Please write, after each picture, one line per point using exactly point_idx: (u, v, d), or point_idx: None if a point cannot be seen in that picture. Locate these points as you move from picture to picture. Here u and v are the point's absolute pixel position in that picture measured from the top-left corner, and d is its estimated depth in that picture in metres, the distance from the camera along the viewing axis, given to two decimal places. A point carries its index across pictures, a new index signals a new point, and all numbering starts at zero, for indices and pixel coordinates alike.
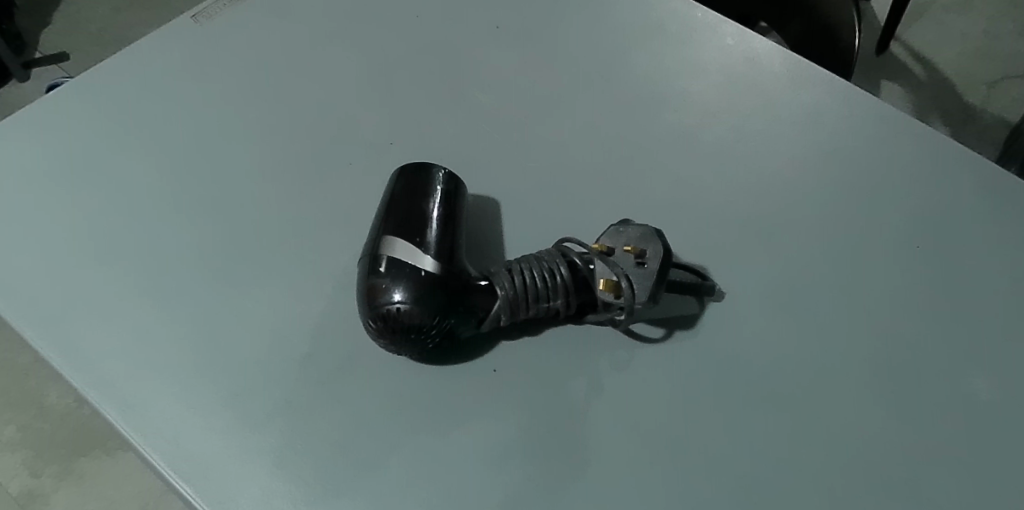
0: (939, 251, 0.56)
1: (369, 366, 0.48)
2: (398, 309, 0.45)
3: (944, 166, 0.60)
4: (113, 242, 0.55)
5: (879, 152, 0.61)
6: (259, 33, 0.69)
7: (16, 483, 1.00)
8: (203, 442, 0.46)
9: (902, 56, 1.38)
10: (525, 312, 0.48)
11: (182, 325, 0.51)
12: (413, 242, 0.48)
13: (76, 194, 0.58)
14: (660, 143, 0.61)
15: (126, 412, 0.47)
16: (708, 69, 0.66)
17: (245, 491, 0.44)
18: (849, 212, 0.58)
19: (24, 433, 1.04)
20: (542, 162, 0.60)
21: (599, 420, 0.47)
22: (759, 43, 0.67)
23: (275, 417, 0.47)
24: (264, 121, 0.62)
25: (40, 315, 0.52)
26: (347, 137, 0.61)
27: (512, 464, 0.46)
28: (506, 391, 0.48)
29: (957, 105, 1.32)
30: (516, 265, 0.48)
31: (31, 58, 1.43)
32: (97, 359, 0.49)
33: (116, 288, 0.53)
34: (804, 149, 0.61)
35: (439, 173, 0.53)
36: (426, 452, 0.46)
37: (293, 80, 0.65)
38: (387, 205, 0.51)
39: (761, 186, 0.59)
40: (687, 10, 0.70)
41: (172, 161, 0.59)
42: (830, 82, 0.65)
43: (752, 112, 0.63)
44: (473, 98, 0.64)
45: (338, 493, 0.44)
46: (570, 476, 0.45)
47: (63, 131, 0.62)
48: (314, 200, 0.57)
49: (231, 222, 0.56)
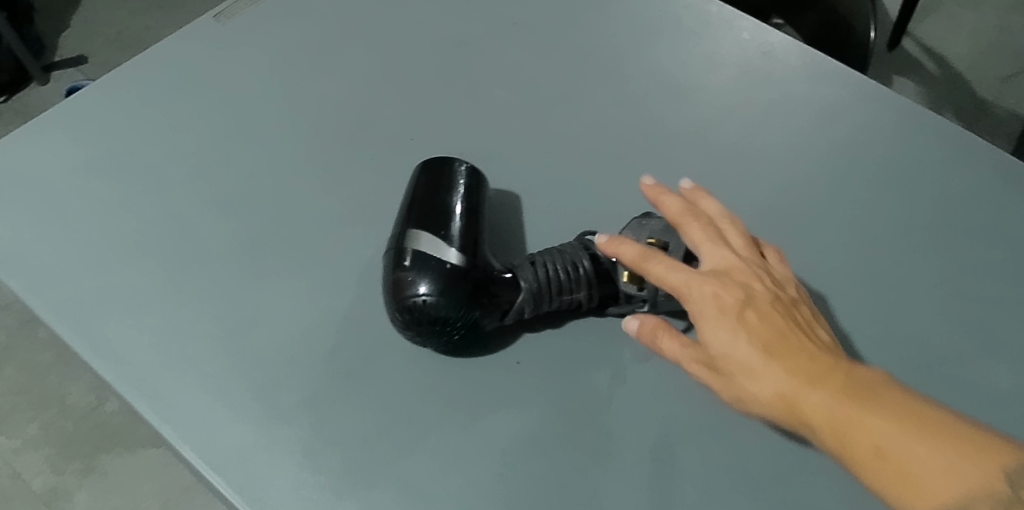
0: (960, 243, 0.56)
1: (395, 359, 0.49)
2: (424, 302, 0.45)
3: (962, 160, 0.60)
4: (139, 237, 0.56)
5: (897, 146, 0.61)
6: (278, 32, 0.69)
7: (39, 480, 1.01)
8: (233, 433, 0.46)
9: (914, 51, 1.37)
10: (548, 305, 0.49)
11: (207, 319, 0.51)
12: (438, 236, 0.48)
13: (104, 193, 0.59)
14: (678, 137, 0.61)
15: (155, 404, 0.48)
16: (725, 64, 0.66)
17: (275, 482, 0.45)
18: (870, 204, 0.58)
19: (47, 431, 1.05)
20: (563, 157, 0.60)
21: (624, 413, 0.47)
22: (775, 38, 0.67)
23: (303, 410, 0.47)
24: (287, 120, 0.63)
25: (71, 312, 0.52)
26: (369, 133, 0.62)
27: (538, 455, 0.46)
28: (530, 383, 0.48)
29: (971, 100, 1.31)
30: (539, 258, 0.49)
31: (49, 62, 1.44)
32: (127, 352, 0.50)
33: (144, 284, 0.53)
34: (824, 142, 0.61)
35: (460, 167, 0.53)
36: (453, 442, 0.46)
37: (313, 78, 0.66)
38: (409, 199, 0.52)
39: (779, 179, 0.59)
40: (703, 6, 0.70)
41: (195, 160, 0.60)
42: (847, 77, 0.65)
43: (770, 106, 0.63)
44: (490, 94, 0.64)
45: (367, 484, 0.45)
46: (598, 467, 0.46)
47: (88, 130, 0.63)
48: (336, 196, 0.57)
49: (255, 218, 0.56)
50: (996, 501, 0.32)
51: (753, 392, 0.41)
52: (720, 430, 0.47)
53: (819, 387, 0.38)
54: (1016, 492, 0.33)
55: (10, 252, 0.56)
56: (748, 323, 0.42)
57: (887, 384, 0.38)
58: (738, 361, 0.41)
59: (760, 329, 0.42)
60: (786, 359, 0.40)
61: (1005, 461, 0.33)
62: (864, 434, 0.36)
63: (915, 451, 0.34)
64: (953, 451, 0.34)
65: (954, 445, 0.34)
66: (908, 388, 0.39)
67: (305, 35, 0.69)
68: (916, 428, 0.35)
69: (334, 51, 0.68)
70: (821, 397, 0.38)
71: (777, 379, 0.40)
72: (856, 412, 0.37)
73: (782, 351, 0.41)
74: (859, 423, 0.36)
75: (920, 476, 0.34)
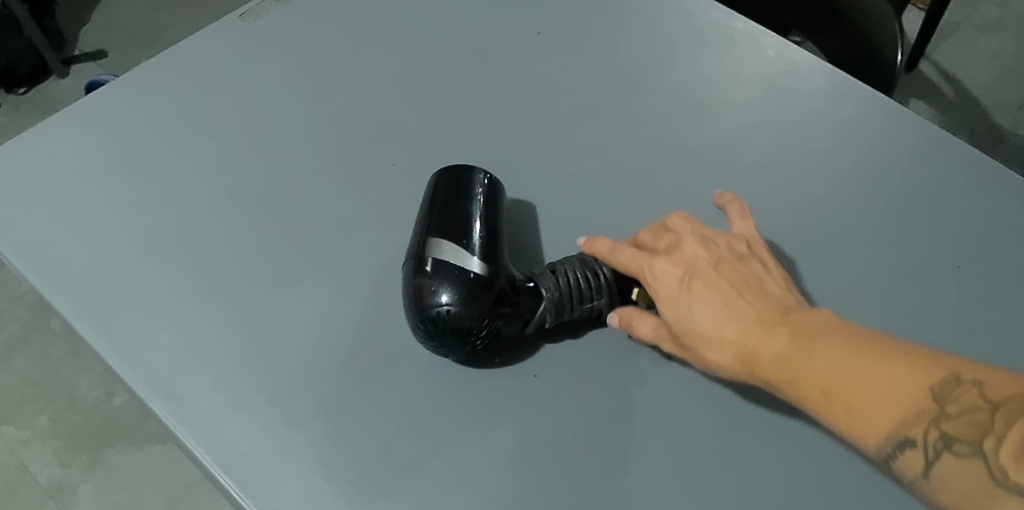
0: (985, 271, 0.55)
1: (412, 367, 0.49)
2: (447, 311, 0.45)
3: (987, 186, 0.59)
4: (159, 235, 0.56)
5: (921, 169, 0.60)
6: (303, 34, 0.70)
7: (45, 473, 1.01)
8: (248, 437, 0.46)
9: (932, 74, 1.37)
10: (569, 314, 0.48)
11: (225, 320, 0.51)
12: (459, 244, 0.48)
13: (126, 189, 0.59)
14: (700, 153, 0.61)
15: (171, 404, 0.47)
16: (749, 81, 0.66)
17: (289, 489, 0.44)
18: (893, 228, 0.57)
19: (55, 423, 1.05)
20: (584, 168, 0.60)
21: (641, 431, 0.47)
22: (801, 57, 0.67)
23: (318, 415, 0.47)
24: (309, 122, 0.63)
25: (90, 308, 0.52)
26: (391, 139, 0.61)
27: (553, 470, 0.45)
28: (547, 396, 0.48)
29: (988, 125, 1.30)
30: (559, 267, 0.49)
31: (70, 55, 1.45)
32: (144, 351, 0.50)
33: (163, 282, 0.53)
34: (848, 164, 0.61)
35: (479, 175, 0.53)
36: (468, 454, 0.46)
37: (336, 81, 0.66)
38: (429, 207, 0.51)
39: (802, 199, 0.58)
40: (728, 22, 0.70)
41: (218, 160, 0.60)
42: (873, 98, 0.64)
43: (795, 125, 0.63)
44: (512, 103, 0.64)
45: (380, 494, 0.44)
46: (615, 485, 0.45)
47: (112, 126, 0.63)
48: (357, 200, 0.57)
49: (275, 219, 0.56)
50: (930, 420, 0.33)
51: (714, 360, 0.42)
52: (738, 452, 0.46)
53: (766, 345, 0.40)
54: (943, 411, 0.32)
55: (31, 246, 0.56)
56: (697, 291, 0.44)
57: (835, 324, 0.39)
58: (692, 332, 0.43)
59: (708, 294, 0.43)
60: (734, 318, 0.42)
61: (931, 380, 0.33)
62: (808, 379, 0.37)
63: (853, 386, 0.35)
64: (883, 379, 0.34)
65: (883, 372, 0.35)
66: (863, 325, 0.39)
67: (329, 37, 0.69)
68: (853, 361, 0.36)
69: (357, 55, 0.68)
70: (770, 349, 0.39)
71: (728, 344, 0.41)
72: (799, 360, 0.38)
73: (731, 312, 0.42)
74: (802, 368, 0.37)
75: (862, 409, 0.35)
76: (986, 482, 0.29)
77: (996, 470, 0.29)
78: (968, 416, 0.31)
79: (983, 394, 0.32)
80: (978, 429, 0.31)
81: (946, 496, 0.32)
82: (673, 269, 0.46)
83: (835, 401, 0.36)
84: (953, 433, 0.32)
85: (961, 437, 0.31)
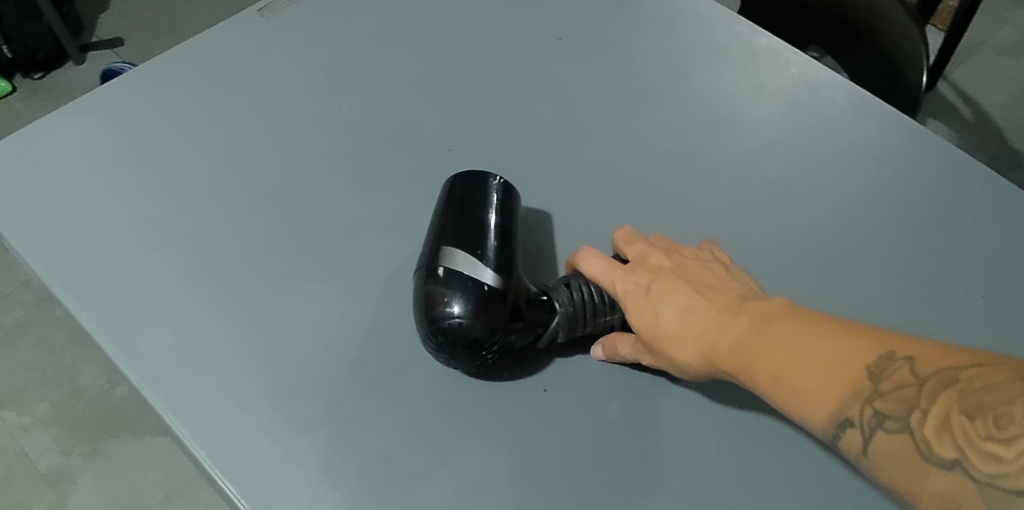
0: (1006, 300, 0.54)
1: (420, 375, 0.48)
2: (458, 323, 0.44)
3: (1011, 213, 0.58)
4: (170, 230, 0.55)
5: (944, 194, 0.59)
6: (322, 31, 0.69)
7: (45, 460, 1.01)
8: (251, 440, 0.46)
9: (951, 95, 1.35)
10: (581, 329, 0.48)
11: (231, 320, 0.51)
12: (473, 254, 0.47)
13: (138, 183, 0.58)
14: (719, 169, 0.60)
15: (175, 404, 0.47)
16: (770, 98, 0.65)
17: (290, 495, 0.44)
18: (914, 254, 0.56)
19: (56, 410, 1.04)
20: (601, 179, 0.59)
21: (649, 451, 0.46)
22: (824, 74, 0.66)
23: (323, 421, 0.46)
24: (325, 121, 0.62)
25: (97, 302, 0.52)
26: (407, 142, 0.61)
27: (558, 487, 0.45)
28: (555, 411, 0.47)
29: (1006, 149, 1.29)
30: (573, 281, 0.49)
31: (87, 42, 1.45)
32: (149, 348, 0.49)
33: (171, 279, 0.53)
34: (869, 186, 0.60)
35: (494, 183, 0.52)
36: (473, 467, 0.45)
37: (353, 80, 0.65)
38: (442, 214, 0.51)
39: (821, 220, 0.58)
40: (750, 36, 0.69)
41: (231, 156, 0.60)
42: (896, 119, 0.63)
43: (816, 144, 0.62)
44: (530, 110, 0.63)
45: (383, 503, 0.44)
46: (620, 505, 0.44)
47: (127, 118, 0.62)
48: (370, 203, 0.57)
49: (287, 218, 0.56)
50: (863, 398, 0.34)
51: (674, 355, 0.44)
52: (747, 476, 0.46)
53: (721, 335, 0.41)
54: (877, 389, 0.33)
55: (40, 236, 0.55)
56: (654, 290, 0.46)
57: (784, 311, 0.40)
58: (655, 326, 0.45)
59: (665, 292, 0.46)
60: (694, 313, 0.44)
61: (868, 358, 0.34)
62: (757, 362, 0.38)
63: (795, 367, 0.36)
64: (823, 360, 0.35)
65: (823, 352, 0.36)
66: (810, 310, 0.40)
67: (347, 35, 0.69)
68: (797, 343, 0.37)
69: (375, 55, 0.67)
70: (727, 338, 0.41)
71: (685, 339, 0.43)
72: (747, 345, 0.39)
73: (691, 307, 0.44)
74: (752, 354, 0.39)
75: (804, 391, 0.35)
76: (917, 455, 0.31)
77: (923, 443, 0.31)
78: (898, 392, 0.32)
79: (913, 370, 0.33)
80: (905, 404, 0.32)
81: (885, 471, 0.33)
82: (636, 278, 0.48)
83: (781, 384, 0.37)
84: (885, 410, 0.33)
85: (892, 414, 0.32)
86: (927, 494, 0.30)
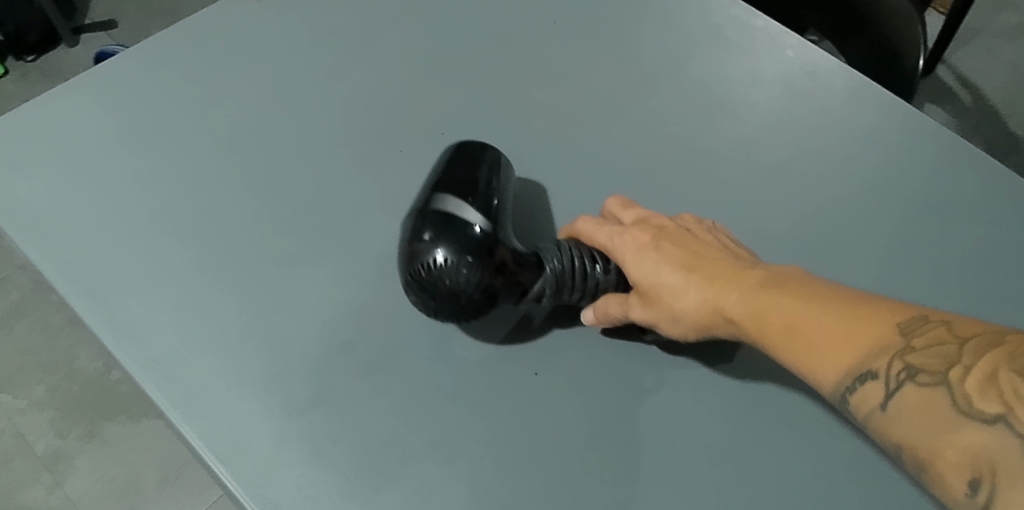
0: (997, 286, 0.54)
1: (411, 359, 0.48)
2: (444, 266, 0.45)
3: (1004, 198, 0.58)
4: (160, 213, 0.55)
5: (938, 179, 0.59)
6: (314, 12, 0.68)
7: (42, 442, 1.01)
8: (242, 423, 0.46)
9: (949, 79, 1.35)
10: (569, 292, 0.49)
11: (223, 303, 0.51)
12: (466, 202, 0.48)
13: (129, 165, 0.58)
14: (712, 154, 0.60)
15: (166, 387, 0.47)
16: (766, 81, 0.65)
17: (281, 477, 0.44)
18: (906, 239, 0.56)
19: (52, 393, 1.05)
20: (594, 163, 0.59)
21: (638, 435, 0.47)
22: (820, 58, 0.66)
23: (314, 404, 0.46)
24: (317, 104, 0.62)
25: (87, 285, 0.52)
26: (402, 125, 0.60)
27: (548, 469, 0.45)
28: (546, 395, 0.48)
29: (1004, 134, 1.29)
30: (563, 246, 0.50)
31: (80, 25, 1.44)
32: (139, 331, 0.49)
33: (162, 262, 0.53)
34: (863, 170, 0.59)
35: (492, 150, 0.53)
36: (464, 449, 0.45)
37: (345, 62, 0.65)
38: (440, 169, 0.51)
39: (814, 205, 0.58)
40: (746, 19, 0.69)
41: (223, 138, 0.59)
42: (891, 103, 0.63)
43: (811, 128, 0.62)
44: (524, 93, 0.63)
45: (374, 485, 0.44)
46: (609, 488, 0.45)
47: (117, 99, 0.62)
48: (362, 186, 0.57)
49: (279, 201, 0.56)
50: (892, 352, 0.33)
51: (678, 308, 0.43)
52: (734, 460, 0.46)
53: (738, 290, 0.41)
54: (909, 345, 0.32)
55: (30, 218, 0.55)
56: (664, 251, 0.46)
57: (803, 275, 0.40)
58: (657, 284, 0.45)
59: (676, 254, 0.45)
60: (701, 270, 0.43)
61: (900, 319, 0.34)
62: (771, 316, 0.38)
63: (817, 321, 0.36)
64: (851, 316, 0.35)
65: (849, 311, 0.35)
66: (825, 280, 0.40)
67: (340, 17, 0.68)
68: (822, 301, 0.37)
69: (368, 37, 0.67)
70: (740, 292, 0.40)
71: (697, 295, 0.43)
72: (764, 300, 0.39)
73: (698, 263, 0.44)
74: (769, 305, 0.38)
75: None
76: (948, 407, 0.29)
77: (962, 398, 0.29)
78: (935, 349, 0.31)
79: (951, 332, 0.32)
80: (942, 360, 0.31)
81: (903, 431, 0.31)
82: (641, 236, 0.47)
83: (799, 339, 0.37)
84: (917, 365, 0.31)
85: (926, 368, 0.31)
86: (953, 448, 0.28)
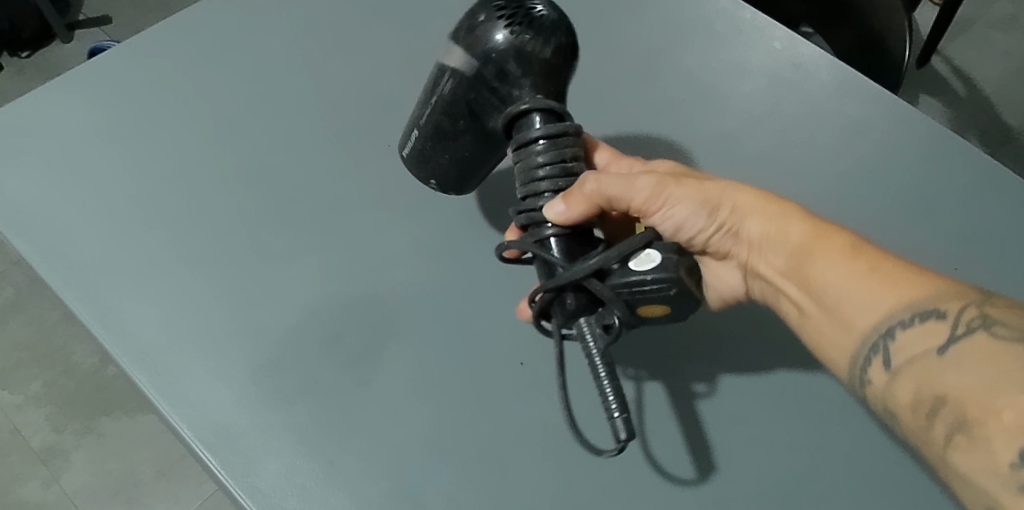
0: (978, 275, 0.55)
1: (399, 350, 0.49)
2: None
3: (988, 189, 0.59)
4: (150, 208, 0.56)
5: (923, 169, 0.60)
6: (303, 6, 0.68)
7: (38, 438, 1.02)
8: (232, 414, 0.46)
9: (943, 70, 1.35)
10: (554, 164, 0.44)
11: (213, 296, 0.51)
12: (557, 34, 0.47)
13: (119, 160, 0.58)
14: (698, 147, 0.61)
15: (156, 379, 0.48)
16: (752, 73, 0.65)
17: (269, 466, 0.45)
18: (889, 229, 0.57)
19: (49, 388, 1.05)
20: None
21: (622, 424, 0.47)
22: (807, 49, 0.66)
23: (303, 394, 0.47)
24: (306, 98, 0.62)
25: (78, 279, 0.52)
26: (390, 120, 0.61)
27: (533, 457, 0.46)
28: (531, 384, 0.48)
29: (998, 125, 1.29)
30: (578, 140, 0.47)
31: (75, 20, 1.44)
32: (130, 324, 0.50)
33: (151, 256, 0.53)
34: (848, 161, 0.60)
35: None
36: (450, 438, 0.46)
37: (334, 56, 0.65)
38: None
39: (798, 197, 0.58)
40: (734, 11, 0.69)
41: (212, 133, 0.60)
42: (878, 94, 0.63)
43: (796, 120, 0.62)
44: None
45: (361, 473, 0.45)
46: (593, 475, 0.46)
47: (107, 94, 0.62)
48: (351, 180, 0.57)
49: (268, 196, 0.56)
50: (965, 301, 0.35)
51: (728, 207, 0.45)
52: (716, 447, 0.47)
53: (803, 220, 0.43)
54: (986, 304, 0.35)
55: (21, 213, 0.56)
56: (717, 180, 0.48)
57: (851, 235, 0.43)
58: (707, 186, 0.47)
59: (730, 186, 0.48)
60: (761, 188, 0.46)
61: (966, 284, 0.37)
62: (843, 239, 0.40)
63: (893, 259, 0.38)
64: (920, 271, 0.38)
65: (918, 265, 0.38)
66: None
67: (329, 10, 0.68)
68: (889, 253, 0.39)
69: (357, 30, 0.67)
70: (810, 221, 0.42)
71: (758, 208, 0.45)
72: (832, 232, 0.41)
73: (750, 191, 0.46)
74: (838, 235, 0.41)
75: (897, 277, 0.37)
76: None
77: None
78: (1013, 315, 0.34)
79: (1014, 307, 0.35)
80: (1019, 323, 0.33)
81: (957, 379, 0.32)
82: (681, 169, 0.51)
83: (879, 274, 0.38)
84: (996, 320, 0.34)
85: (1008, 326, 0.33)
86: (1015, 412, 0.29)
